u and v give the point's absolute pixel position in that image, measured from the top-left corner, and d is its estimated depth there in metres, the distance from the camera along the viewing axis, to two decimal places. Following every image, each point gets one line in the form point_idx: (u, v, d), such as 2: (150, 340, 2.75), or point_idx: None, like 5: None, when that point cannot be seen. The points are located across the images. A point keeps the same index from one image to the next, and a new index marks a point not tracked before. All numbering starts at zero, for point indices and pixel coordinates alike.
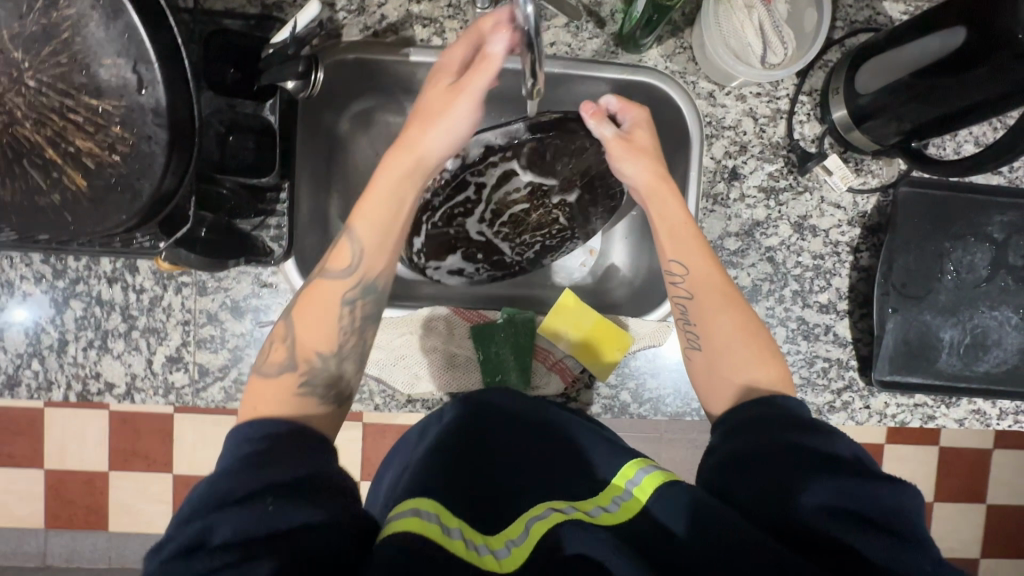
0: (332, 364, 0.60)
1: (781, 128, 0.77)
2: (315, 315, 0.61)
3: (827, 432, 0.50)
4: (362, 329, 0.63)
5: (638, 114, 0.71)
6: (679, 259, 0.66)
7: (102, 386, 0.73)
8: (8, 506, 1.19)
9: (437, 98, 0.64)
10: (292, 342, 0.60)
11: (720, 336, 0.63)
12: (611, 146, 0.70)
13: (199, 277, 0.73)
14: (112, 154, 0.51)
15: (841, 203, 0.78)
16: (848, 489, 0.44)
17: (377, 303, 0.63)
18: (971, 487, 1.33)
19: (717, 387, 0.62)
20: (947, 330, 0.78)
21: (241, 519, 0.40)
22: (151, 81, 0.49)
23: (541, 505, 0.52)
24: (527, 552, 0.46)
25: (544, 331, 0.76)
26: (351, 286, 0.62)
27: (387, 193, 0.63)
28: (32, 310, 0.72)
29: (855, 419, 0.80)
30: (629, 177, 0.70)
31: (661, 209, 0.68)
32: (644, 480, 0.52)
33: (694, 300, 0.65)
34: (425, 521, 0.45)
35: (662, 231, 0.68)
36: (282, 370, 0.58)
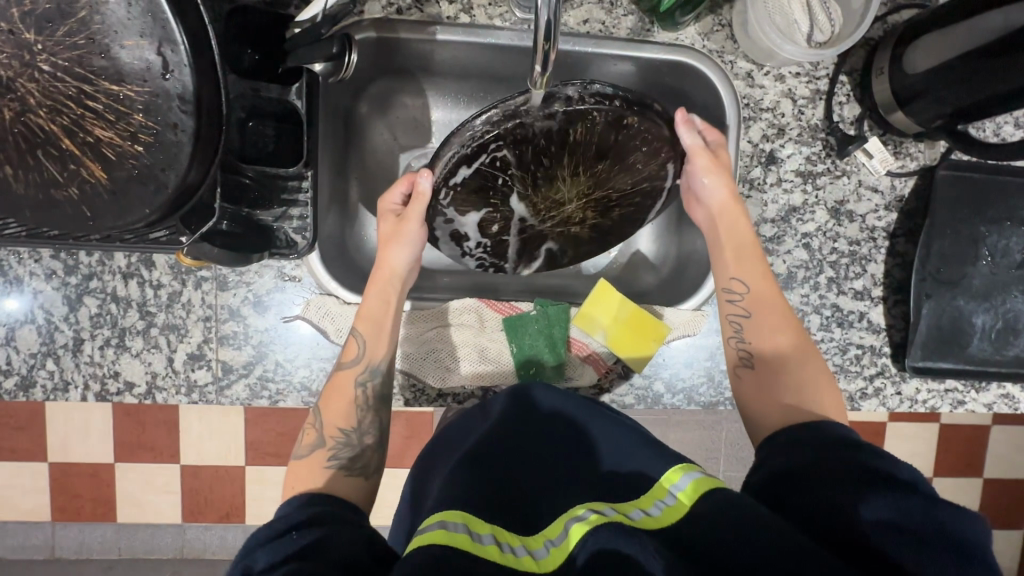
0: (355, 440, 0.61)
1: (820, 109, 0.75)
2: (336, 401, 0.62)
3: (880, 451, 0.47)
4: (378, 409, 0.64)
5: (720, 137, 0.70)
6: (742, 277, 0.66)
7: (121, 386, 0.70)
8: (13, 501, 1.17)
9: (391, 227, 0.69)
10: (321, 424, 0.61)
11: (779, 363, 0.61)
12: (698, 156, 0.68)
13: (219, 271, 0.70)
14: (135, 144, 0.47)
15: (879, 187, 0.76)
16: (906, 503, 0.41)
17: (387, 387, 0.65)
18: (971, 463, 1.35)
19: (766, 403, 0.59)
20: (980, 315, 0.77)
21: (273, 551, 0.42)
22: (178, 64, 0.45)
23: (580, 506, 0.49)
24: (567, 550, 0.44)
25: (578, 324, 0.75)
26: (360, 372, 0.64)
27: (374, 293, 0.67)
28: (43, 308, 0.68)
29: (886, 405, 0.79)
30: (706, 190, 0.69)
31: (732, 228, 0.68)
32: (690, 486, 0.48)
33: (752, 319, 0.64)
34: (452, 532, 0.43)
35: (728, 246, 0.68)
36: (311, 450, 0.60)
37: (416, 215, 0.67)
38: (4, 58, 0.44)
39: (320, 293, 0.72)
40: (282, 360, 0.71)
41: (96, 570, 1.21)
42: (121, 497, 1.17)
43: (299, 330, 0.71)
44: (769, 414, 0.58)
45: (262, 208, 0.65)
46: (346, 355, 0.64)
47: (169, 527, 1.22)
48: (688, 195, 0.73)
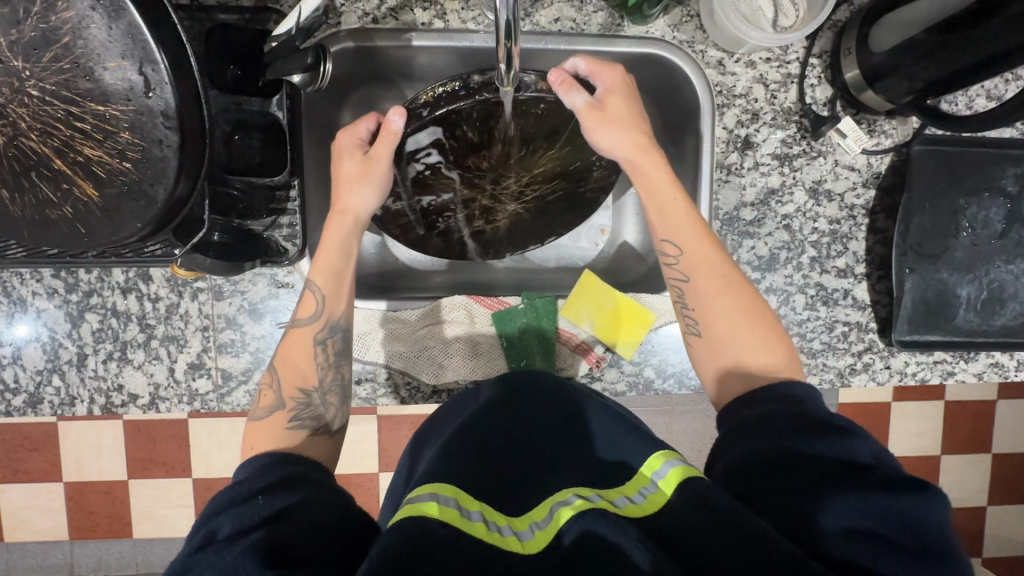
0: (320, 400, 0.63)
1: (792, 93, 0.76)
2: (296, 352, 0.63)
3: (854, 434, 0.48)
4: (338, 364, 0.65)
5: (614, 78, 0.67)
6: (672, 238, 0.64)
7: (126, 398, 0.72)
8: (29, 521, 1.19)
9: (353, 169, 0.67)
10: (278, 384, 0.62)
11: (721, 321, 0.62)
12: (583, 115, 0.66)
13: (214, 282, 0.72)
14: (123, 160, 0.49)
15: (855, 165, 0.77)
16: (877, 505, 0.42)
17: (346, 340, 0.66)
18: (976, 438, 1.35)
19: (721, 362, 0.61)
20: (964, 286, 0.78)
21: (239, 518, 0.44)
22: (159, 83, 0.47)
23: (566, 490, 0.50)
24: (551, 533, 0.45)
25: (566, 315, 0.77)
26: (319, 328, 0.64)
27: (332, 242, 0.66)
28: (46, 326, 0.71)
29: (876, 379, 0.80)
30: (608, 148, 0.67)
31: (648, 180, 0.66)
32: (670, 473, 0.49)
33: (692, 284, 0.63)
34: (443, 507, 0.46)
35: (653, 208, 0.66)
36: (271, 412, 0.61)
37: (383, 156, 0.67)
38: None
39: None
40: None
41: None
42: (135, 511, 1.20)
43: None
44: (729, 382, 0.60)
45: (253, 217, 0.67)
46: (304, 308, 0.65)
47: (182, 539, 1.24)
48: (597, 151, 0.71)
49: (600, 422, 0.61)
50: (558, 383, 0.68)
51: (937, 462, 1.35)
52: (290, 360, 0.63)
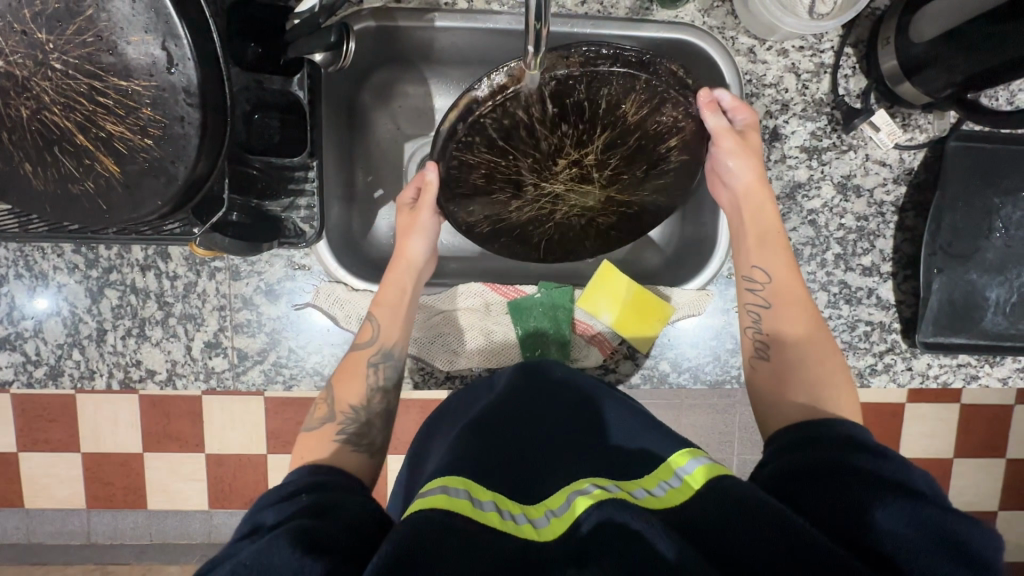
0: (362, 415, 0.62)
1: (824, 83, 0.74)
2: (349, 375, 0.65)
3: (895, 458, 0.46)
4: (387, 388, 0.65)
5: (750, 117, 0.69)
6: (763, 267, 0.66)
7: (143, 373, 0.73)
8: (49, 489, 1.22)
9: (405, 222, 0.71)
10: (332, 399, 0.63)
11: (796, 354, 0.61)
12: (723, 136, 0.66)
13: (232, 261, 0.72)
14: (144, 137, 0.49)
15: (886, 160, 0.75)
16: (923, 514, 0.41)
17: (397, 370, 0.66)
18: (991, 443, 1.33)
19: (784, 389, 0.59)
20: (993, 289, 0.76)
21: (280, 510, 0.45)
22: (182, 58, 0.47)
23: (583, 481, 0.50)
24: (564, 523, 0.45)
25: (583, 306, 0.76)
26: (374, 353, 0.65)
27: (393, 282, 0.69)
28: (67, 301, 0.72)
29: (897, 380, 0.79)
30: (734, 172, 0.68)
31: (756, 213, 0.68)
32: (696, 470, 0.48)
33: (771, 310, 0.64)
34: (452, 497, 0.46)
35: (753, 237, 0.67)
36: (321, 424, 0.61)
37: (428, 208, 0.69)
38: (19, 58, 0.46)
39: (330, 281, 0.74)
40: (294, 346, 0.73)
41: (129, 554, 1.26)
42: (150, 483, 1.22)
43: (311, 317, 0.73)
44: (788, 411, 0.57)
45: (271, 198, 0.67)
46: (361, 336, 0.66)
47: (196, 513, 1.26)
48: (711, 173, 0.72)
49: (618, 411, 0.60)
50: (571, 373, 0.67)
51: (949, 465, 1.33)
52: (349, 374, 0.64)
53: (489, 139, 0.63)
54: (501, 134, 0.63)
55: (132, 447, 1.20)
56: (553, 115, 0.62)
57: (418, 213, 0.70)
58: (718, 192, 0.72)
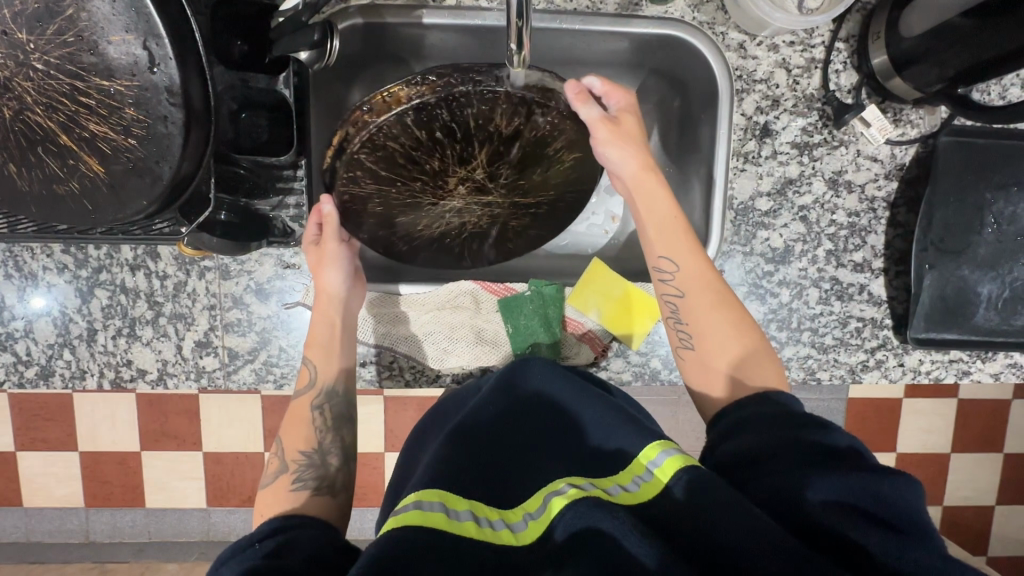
0: (316, 458, 0.64)
1: (816, 79, 0.73)
2: (296, 422, 0.66)
3: (828, 427, 0.49)
4: (338, 428, 0.67)
5: (625, 100, 0.68)
6: (669, 255, 0.65)
7: (135, 373, 0.73)
8: (47, 488, 1.23)
9: (310, 259, 0.69)
10: (281, 452, 0.64)
11: (715, 337, 0.63)
12: (598, 128, 0.64)
13: (221, 261, 0.72)
14: (128, 137, 0.49)
15: (878, 155, 0.75)
16: (849, 483, 0.43)
17: (345, 405, 0.68)
18: (987, 437, 1.33)
19: (707, 370, 0.62)
20: (985, 284, 0.76)
21: (238, 562, 0.45)
22: (163, 57, 0.46)
23: (560, 481, 0.50)
24: (543, 525, 0.46)
25: (572, 304, 0.75)
26: (314, 395, 0.67)
27: (318, 323, 0.68)
28: (57, 301, 0.71)
29: (888, 376, 0.79)
30: (615, 163, 0.66)
31: (650, 201, 0.66)
32: (665, 462, 0.48)
33: (685, 299, 0.64)
34: (427, 511, 0.45)
35: (654, 227, 0.66)
36: (276, 476, 0.63)
37: (333, 238, 0.68)
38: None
39: None
40: (285, 345, 0.73)
41: (128, 552, 1.26)
42: (147, 482, 1.23)
43: (302, 316, 0.73)
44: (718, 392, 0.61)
45: (259, 198, 0.68)
46: (300, 381, 0.67)
47: (193, 511, 1.26)
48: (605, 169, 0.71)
49: (601, 414, 0.57)
50: (548, 383, 0.64)
51: (945, 460, 1.33)
52: (291, 420, 0.66)
53: (381, 154, 0.61)
54: (384, 163, 0.62)
55: (129, 445, 1.20)
56: (427, 141, 0.61)
57: (321, 248, 0.68)
58: (615, 185, 0.71)
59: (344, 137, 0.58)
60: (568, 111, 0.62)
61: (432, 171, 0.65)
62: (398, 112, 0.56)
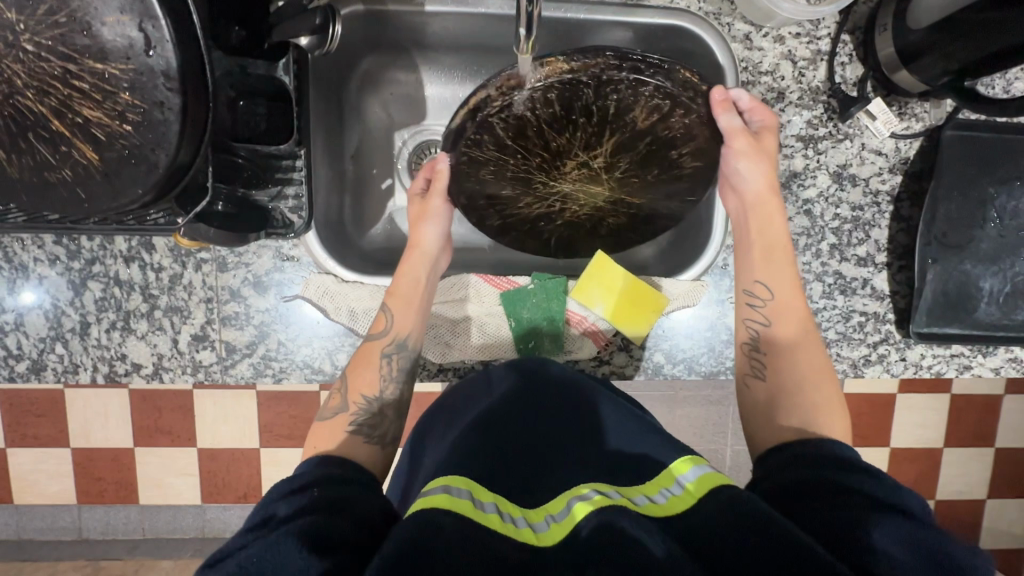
0: (374, 405, 0.62)
1: (821, 71, 0.72)
2: (360, 368, 0.64)
3: (892, 481, 0.46)
4: (401, 381, 0.64)
5: (767, 120, 0.67)
6: (766, 281, 0.65)
7: (129, 367, 0.72)
8: (37, 485, 1.21)
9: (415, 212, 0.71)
10: (345, 387, 0.62)
11: (791, 370, 0.61)
12: (735, 137, 0.64)
13: (219, 252, 0.70)
14: (123, 123, 0.47)
15: (883, 149, 0.74)
16: (916, 537, 0.41)
17: (412, 359, 0.66)
18: (980, 432, 1.34)
19: (773, 405, 0.59)
20: (987, 279, 0.76)
21: (293, 504, 0.45)
22: (160, 40, 0.45)
23: (583, 486, 0.50)
24: (566, 527, 0.45)
25: (577, 297, 0.74)
26: (386, 344, 0.64)
27: (407, 273, 0.68)
28: (49, 294, 0.70)
29: (890, 371, 0.79)
30: (743, 177, 0.66)
31: (766, 226, 0.66)
32: (698, 479, 0.47)
33: (770, 327, 0.63)
34: (455, 498, 0.45)
35: (756, 249, 0.66)
36: (335, 413, 0.61)
37: (440, 195, 0.69)
38: None
39: (319, 272, 0.73)
40: (283, 339, 0.72)
41: (121, 549, 1.25)
42: (141, 478, 1.21)
43: (301, 309, 0.72)
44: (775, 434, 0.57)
45: (256, 187, 0.66)
46: (376, 326, 0.65)
47: (187, 508, 1.25)
48: (722, 181, 0.70)
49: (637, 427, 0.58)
50: (568, 377, 0.65)
51: (939, 454, 1.34)
52: (365, 359, 0.64)
53: (513, 124, 0.63)
54: (513, 133, 0.64)
55: (120, 441, 1.18)
56: (564, 118, 0.63)
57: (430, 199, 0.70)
58: (727, 198, 0.70)
59: (485, 101, 0.59)
60: (705, 116, 0.64)
61: (553, 152, 0.67)
62: (547, 83, 0.58)
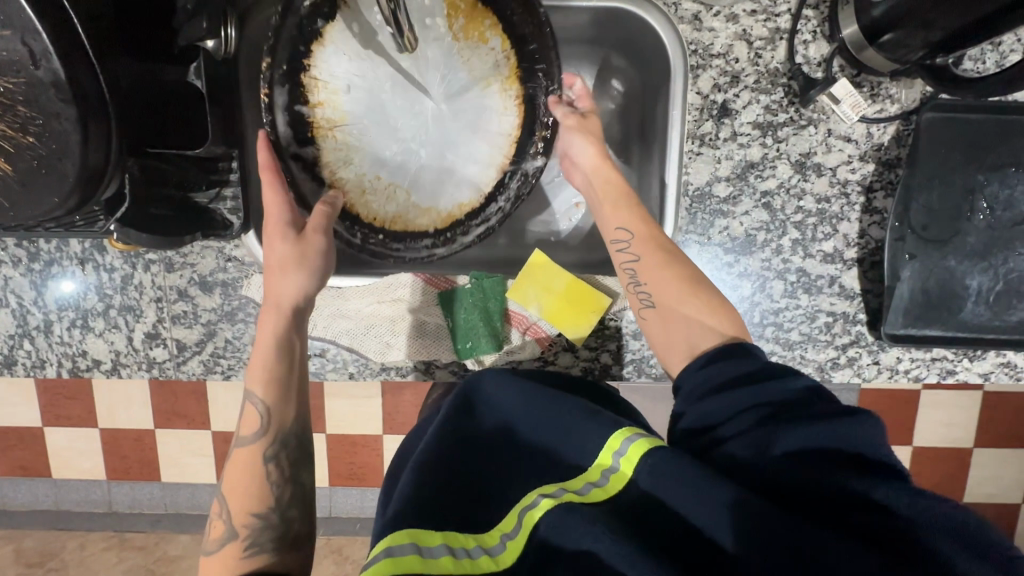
0: (271, 517, 0.58)
1: (780, 51, 0.66)
2: (238, 481, 0.59)
3: (777, 374, 0.50)
4: (296, 475, 0.61)
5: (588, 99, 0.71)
6: (625, 225, 0.64)
7: (90, 362, 0.75)
8: (72, 462, 1.30)
9: (281, 253, 0.59)
10: (226, 513, 0.58)
11: (671, 293, 0.60)
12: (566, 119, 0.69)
13: (165, 254, 0.72)
14: (27, 135, 0.49)
15: (852, 135, 0.68)
16: (814, 431, 0.44)
17: (300, 449, 0.61)
18: (1014, 431, 1.24)
19: (672, 330, 0.59)
20: (974, 276, 0.69)
21: None
22: (43, 53, 0.45)
23: (532, 493, 0.50)
24: (520, 543, 0.47)
25: (514, 297, 0.72)
26: (266, 445, 0.59)
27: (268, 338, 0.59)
28: (14, 294, 0.74)
29: (862, 375, 0.73)
30: (576, 149, 0.69)
31: (602, 181, 0.67)
32: (631, 450, 0.48)
33: (643, 261, 0.62)
34: (399, 559, 0.46)
35: (604, 203, 0.66)
36: (223, 544, 0.57)
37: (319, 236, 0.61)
38: None
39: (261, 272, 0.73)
40: (230, 336, 0.74)
41: (146, 522, 1.33)
42: (163, 456, 1.29)
43: (247, 309, 0.73)
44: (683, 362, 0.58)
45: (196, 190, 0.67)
46: (247, 425, 0.59)
47: (205, 486, 1.32)
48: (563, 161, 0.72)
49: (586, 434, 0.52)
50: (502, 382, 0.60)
51: (969, 455, 1.25)
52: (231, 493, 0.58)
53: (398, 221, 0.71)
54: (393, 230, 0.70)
55: (144, 422, 1.25)
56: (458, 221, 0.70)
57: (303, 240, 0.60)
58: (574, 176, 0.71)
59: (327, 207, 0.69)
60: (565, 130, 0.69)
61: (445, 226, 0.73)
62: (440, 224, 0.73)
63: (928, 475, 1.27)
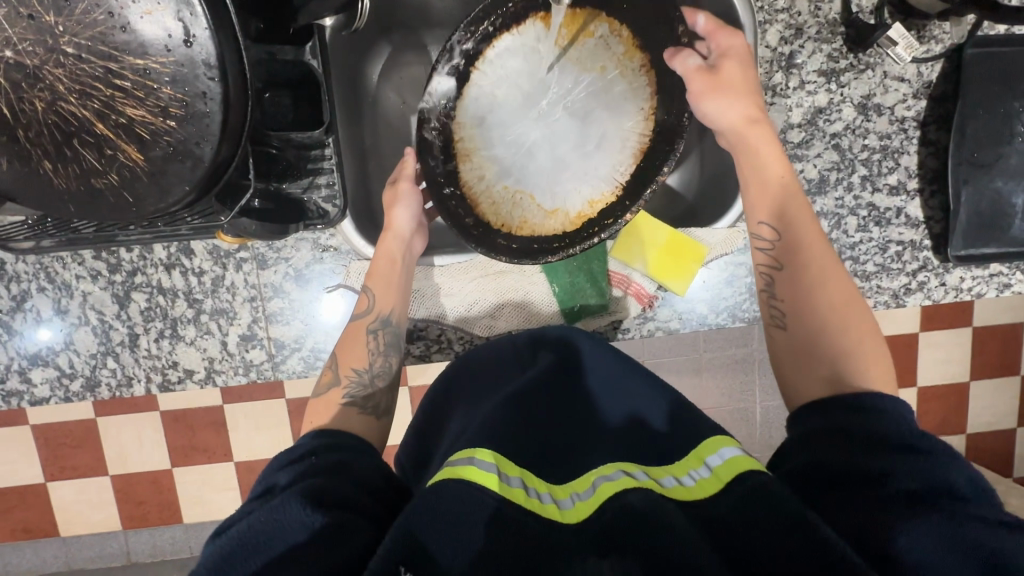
0: (366, 381, 0.64)
1: (837, 2, 0.72)
2: (350, 340, 0.66)
3: (943, 458, 0.45)
4: (389, 355, 0.67)
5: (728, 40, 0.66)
6: (770, 221, 0.63)
7: (182, 374, 0.72)
8: (82, 514, 1.21)
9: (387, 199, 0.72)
10: (336, 364, 0.65)
11: (816, 311, 0.59)
12: (694, 78, 0.67)
13: (257, 249, 0.70)
14: (166, 118, 0.47)
15: (905, 75, 0.74)
16: (960, 536, 0.39)
17: (397, 334, 0.68)
18: (1005, 360, 1.34)
19: (801, 355, 0.58)
20: (1020, 195, 0.75)
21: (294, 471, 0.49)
22: (198, 28, 0.45)
23: (611, 465, 0.50)
24: (591, 508, 0.45)
25: (617, 255, 0.75)
26: (371, 321, 0.67)
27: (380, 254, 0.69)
28: (95, 310, 0.70)
29: (932, 297, 0.79)
30: (714, 117, 0.67)
31: (752, 158, 0.65)
32: (730, 461, 0.46)
33: (784, 272, 0.62)
34: (481, 472, 0.44)
35: (752, 184, 0.65)
36: (328, 388, 0.63)
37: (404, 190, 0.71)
38: (29, 46, 0.44)
39: (359, 259, 0.73)
40: (329, 330, 0.72)
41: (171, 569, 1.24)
42: (183, 496, 1.21)
43: (345, 298, 0.72)
44: (809, 371, 0.57)
45: (291, 179, 0.65)
46: (359, 307, 0.67)
47: None
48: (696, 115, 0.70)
49: (652, 402, 0.57)
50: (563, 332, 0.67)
51: (967, 388, 1.34)
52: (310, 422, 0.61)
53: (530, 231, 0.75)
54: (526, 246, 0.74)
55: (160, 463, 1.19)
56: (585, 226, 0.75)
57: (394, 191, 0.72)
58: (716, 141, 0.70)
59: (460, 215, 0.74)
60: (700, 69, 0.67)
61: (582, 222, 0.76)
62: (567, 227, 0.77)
63: (936, 412, 1.36)
